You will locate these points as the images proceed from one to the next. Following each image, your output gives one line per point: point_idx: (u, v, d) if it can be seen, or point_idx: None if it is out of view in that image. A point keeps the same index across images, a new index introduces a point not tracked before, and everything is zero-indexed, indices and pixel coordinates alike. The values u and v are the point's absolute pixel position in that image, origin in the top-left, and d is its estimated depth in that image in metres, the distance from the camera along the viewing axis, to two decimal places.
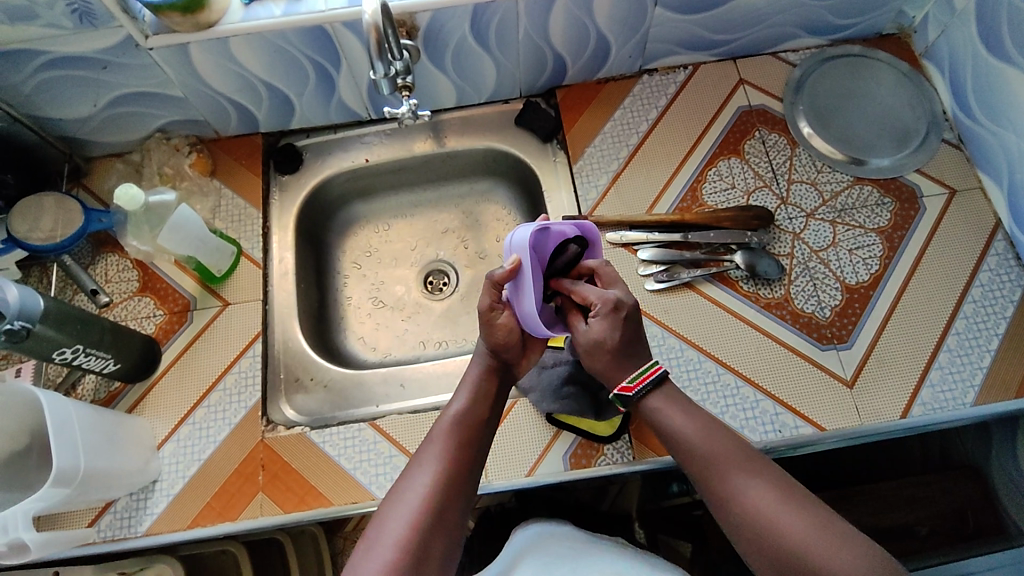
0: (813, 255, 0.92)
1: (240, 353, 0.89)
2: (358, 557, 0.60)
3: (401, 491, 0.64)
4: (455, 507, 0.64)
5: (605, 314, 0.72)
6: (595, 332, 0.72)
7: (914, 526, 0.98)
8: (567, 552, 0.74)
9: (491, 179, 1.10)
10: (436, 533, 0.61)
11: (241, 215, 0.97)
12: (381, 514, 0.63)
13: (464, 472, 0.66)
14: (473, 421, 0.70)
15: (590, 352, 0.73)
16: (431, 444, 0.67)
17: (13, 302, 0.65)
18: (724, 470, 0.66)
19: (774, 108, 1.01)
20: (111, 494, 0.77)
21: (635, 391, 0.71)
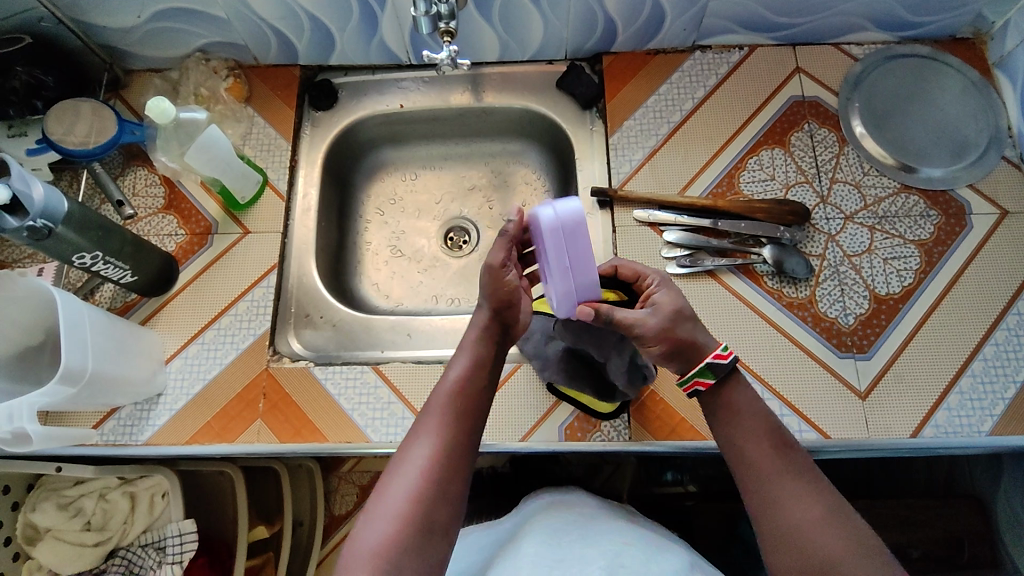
0: (845, 260, 0.89)
1: (254, 282, 0.89)
2: (363, 527, 0.60)
3: (402, 462, 0.63)
4: (458, 477, 0.63)
5: (664, 285, 0.72)
6: (666, 298, 0.69)
7: (904, 545, 0.97)
8: (577, 520, 0.73)
9: (525, 141, 1.08)
10: (439, 502, 0.61)
11: (271, 145, 0.97)
12: (382, 484, 0.62)
13: (465, 443, 0.65)
14: (473, 389, 0.68)
15: (668, 315, 0.68)
16: (430, 414, 0.66)
17: (38, 200, 0.66)
18: (782, 484, 0.61)
19: (828, 102, 0.97)
20: (116, 399, 0.79)
21: (728, 358, 0.67)
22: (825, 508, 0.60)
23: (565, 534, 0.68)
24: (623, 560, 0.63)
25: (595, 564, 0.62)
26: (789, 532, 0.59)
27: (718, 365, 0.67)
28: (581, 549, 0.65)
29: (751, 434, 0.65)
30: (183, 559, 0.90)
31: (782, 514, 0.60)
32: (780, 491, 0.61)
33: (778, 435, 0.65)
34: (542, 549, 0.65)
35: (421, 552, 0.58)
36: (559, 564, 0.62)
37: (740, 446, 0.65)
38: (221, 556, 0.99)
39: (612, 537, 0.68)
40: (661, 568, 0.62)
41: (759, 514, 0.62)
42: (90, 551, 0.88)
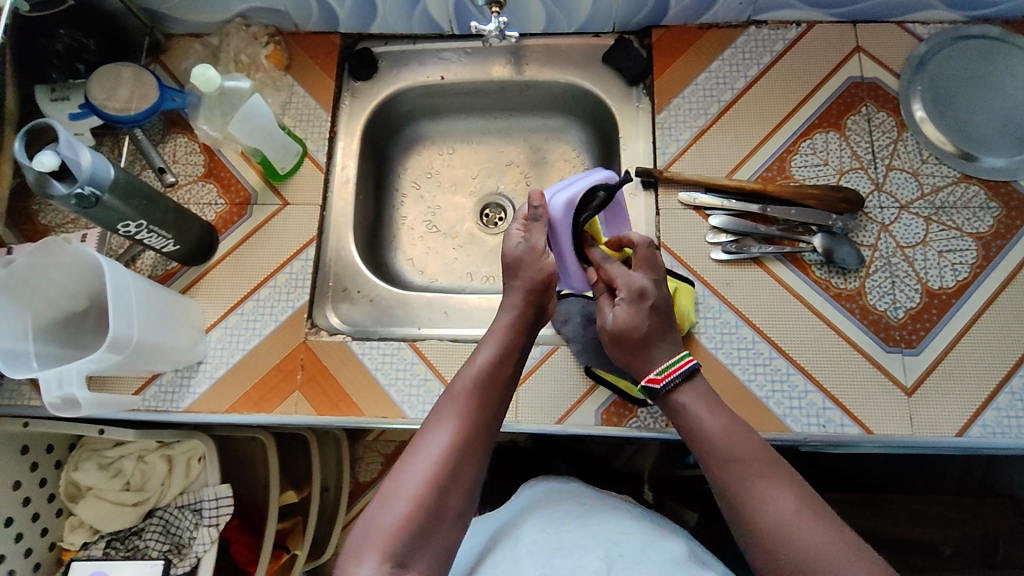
0: (898, 251, 0.85)
1: (293, 254, 0.89)
2: (375, 507, 0.59)
3: (419, 445, 0.63)
4: (474, 466, 0.63)
5: (630, 299, 0.69)
6: (616, 319, 0.69)
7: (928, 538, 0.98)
8: (575, 507, 0.70)
9: (566, 116, 1.05)
10: (453, 487, 0.61)
11: (310, 115, 0.95)
12: (397, 468, 0.62)
13: (484, 432, 0.65)
14: (497, 377, 0.68)
15: (611, 337, 0.70)
16: (451, 400, 0.66)
17: (86, 167, 0.66)
18: (750, 493, 0.60)
19: (888, 84, 0.92)
20: (158, 366, 0.79)
21: (662, 383, 0.67)
22: (796, 508, 0.59)
23: (564, 523, 0.66)
24: (622, 549, 0.61)
25: (593, 552, 0.60)
26: (763, 540, 0.58)
27: (653, 388, 0.68)
28: (578, 537, 0.63)
29: (710, 448, 0.64)
30: (219, 521, 0.92)
31: (754, 524, 0.59)
32: (749, 499, 0.60)
33: (738, 441, 0.63)
34: (541, 537, 0.63)
35: (431, 536, 0.59)
36: (558, 554, 0.60)
37: (705, 461, 0.64)
38: (253, 520, 1.02)
39: (611, 525, 0.65)
40: (658, 558, 0.60)
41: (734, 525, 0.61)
42: (129, 510, 0.91)
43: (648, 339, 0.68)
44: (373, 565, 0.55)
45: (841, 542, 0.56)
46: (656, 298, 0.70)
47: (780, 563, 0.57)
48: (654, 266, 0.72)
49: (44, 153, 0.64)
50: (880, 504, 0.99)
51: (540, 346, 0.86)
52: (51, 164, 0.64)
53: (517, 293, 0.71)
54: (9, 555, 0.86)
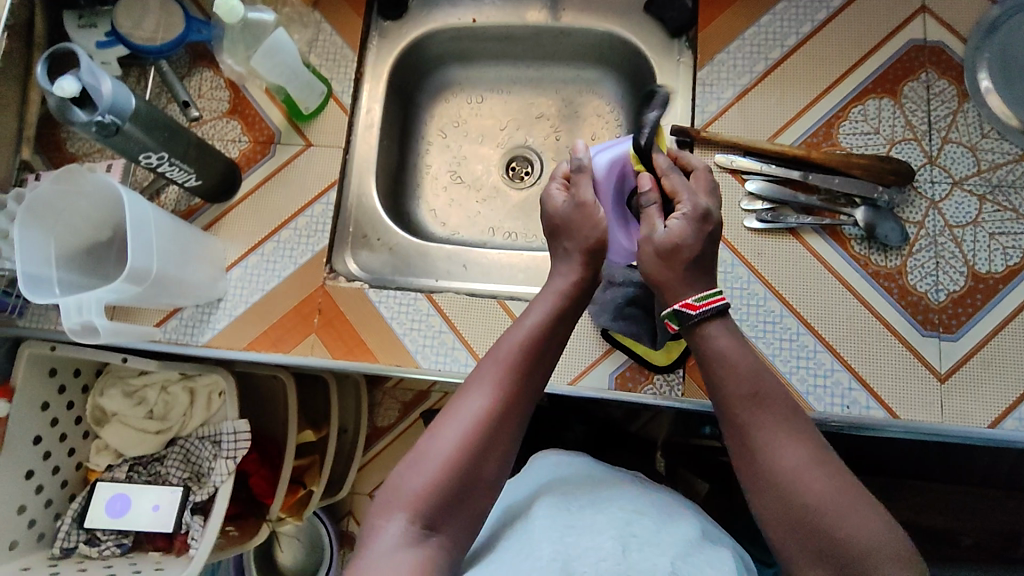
0: (946, 230, 0.80)
1: (314, 197, 0.88)
2: (406, 467, 0.59)
3: (455, 408, 0.61)
4: (511, 431, 0.61)
5: (690, 218, 0.66)
6: (670, 232, 0.65)
7: (941, 525, 0.97)
8: (586, 482, 0.67)
9: (602, 68, 1.00)
10: (489, 452, 0.60)
11: (336, 54, 0.92)
12: (433, 426, 0.61)
13: (521, 400, 0.63)
14: (541, 343, 0.65)
15: (657, 253, 0.65)
16: (492, 365, 0.64)
17: (106, 95, 0.65)
18: (766, 432, 0.58)
19: (953, 49, 0.85)
20: (179, 300, 0.80)
21: (698, 311, 0.62)
22: (811, 456, 0.57)
23: (575, 499, 0.63)
24: (635, 529, 0.58)
25: (606, 532, 0.57)
26: (773, 481, 0.56)
27: (686, 314, 0.63)
28: (591, 515, 0.60)
29: (733, 381, 0.61)
30: (237, 454, 0.92)
31: (765, 463, 0.57)
32: (766, 440, 0.58)
33: (763, 384, 0.61)
34: (553, 512, 0.60)
35: (463, 500, 0.58)
36: (571, 531, 0.57)
37: (722, 395, 0.62)
38: (271, 455, 1.05)
39: (624, 503, 0.62)
40: (674, 540, 0.58)
41: (739, 461, 0.60)
42: (153, 438, 0.94)
43: (686, 270, 0.65)
44: (402, 524, 0.56)
45: (854, 498, 0.55)
46: (712, 229, 0.67)
47: (786, 505, 0.55)
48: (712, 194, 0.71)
49: (65, 77, 0.63)
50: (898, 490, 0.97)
51: None
52: (72, 89, 0.63)
53: (575, 260, 0.69)
54: (38, 471, 0.91)
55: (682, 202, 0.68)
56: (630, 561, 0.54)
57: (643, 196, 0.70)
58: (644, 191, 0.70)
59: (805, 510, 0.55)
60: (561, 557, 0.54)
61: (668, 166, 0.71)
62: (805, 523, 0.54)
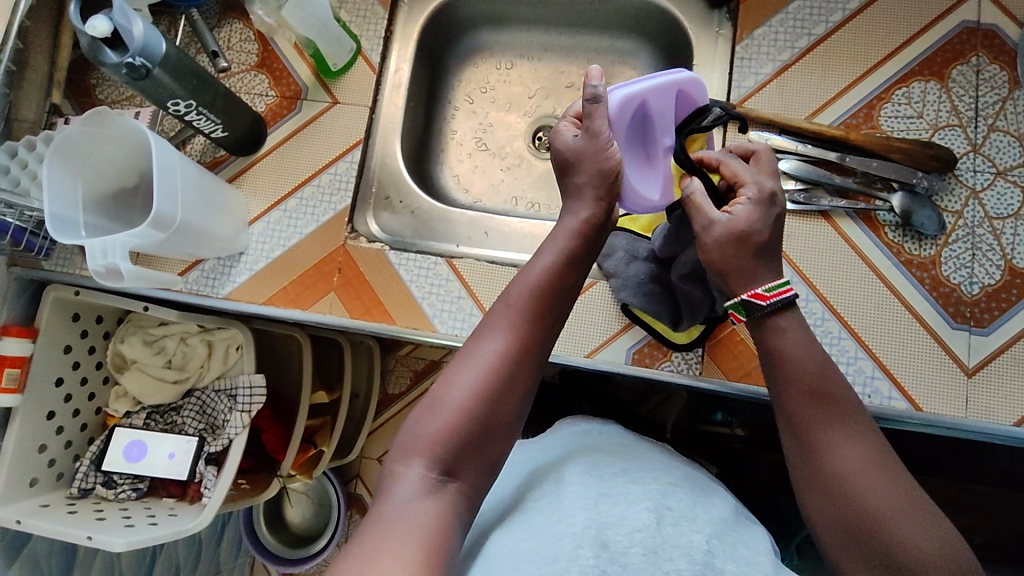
0: (985, 221, 0.77)
1: (338, 155, 0.87)
2: (422, 414, 0.59)
3: (468, 355, 0.61)
4: (526, 378, 0.61)
5: (757, 202, 0.62)
6: (735, 218, 0.61)
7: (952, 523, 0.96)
8: (617, 451, 0.67)
9: (637, 39, 0.97)
10: (505, 398, 0.59)
11: (367, 10, 0.90)
12: (447, 373, 0.61)
13: (535, 345, 0.62)
14: (556, 292, 0.65)
15: (726, 239, 0.61)
16: (503, 310, 0.63)
17: (138, 38, 0.65)
18: (822, 431, 0.58)
19: (1008, 33, 0.81)
20: (201, 250, 0.81)
21: (768, 302, 0.61)
22: (866, 457, 0.56)
23: (607, 466, 0.62)
24: (671, 503, 0.57)
25: (640, 503, 0.56)
26: (830, 482, 0.56)
27: (754, 305, 0.61)
28: (623, 485, 0.59)
29: (795, 378, 0.60)
30: (251, 408, 0.93)
31: (822, 464, 0.57)
32: (825, 440, 0.58)
33: (824, 378, 0.60)
34: (585, 479, 0.60)
35: (480, 446, 0.58)
36: (605, 499, 0.56)
37: (783, 392, 0.61)
38: (285, 412, 1.06)
39: (657, 474, 0.62)
40: (708, 518, 0.57)
41: (794, 460, 0.59)
42: (171, 387, 0.96)
43: (757, 256, 0.61)
44: (420, 471, 0.56)
45: (914, 505, 0.54)
46: (779, 212, 0.63)
47: (841, 507, 0.55)
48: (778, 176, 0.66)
49: (97, 17, 0.63)
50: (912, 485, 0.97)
51: None
52: (104, 29, 0.63)
53: (587, 200, 0.67)
54: (59, 413, 0.93)
55: (745, 186, 0.63)
56: (665, 534, 0.54)
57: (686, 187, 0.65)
58: (688, 183, 0.65)
59: (859, 513, 0.54)
60: (596, 524, 0.53)
61: (718, 156, 0.67)
62: (855, 523, 0.54)
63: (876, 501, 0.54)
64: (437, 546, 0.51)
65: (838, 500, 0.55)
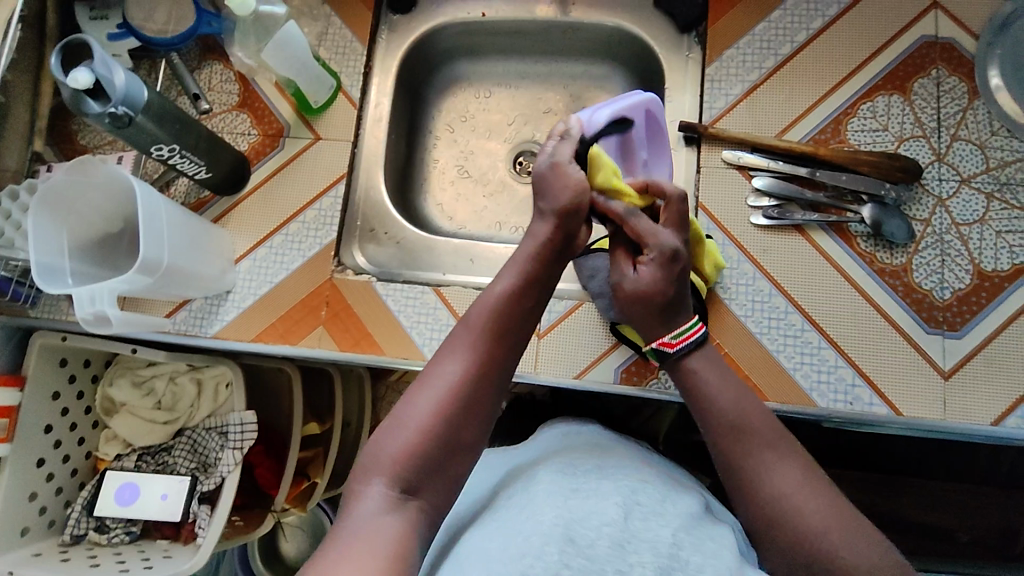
0: (952, 228, 0.80)
1: (323, 190, 0.88)
2: (384, 434, 0.59)
3: (429, 376, 0.62)
4: (486, 399, 0.62)
5: (657, 263, 0.67)
6: (635, 277, 0.68)
7: (942, 521, 0.98)
8: (594, 451, 0.68)
9: (611, 64, 1.00)
10: (466, 419, 0.60)
11: (346, 48, 0.92)
12: (408, 394, 0.62)
13: (498, 367, 0.63)
14: (515, 315, 0.65)
15: (631, 299, 0.69)
16: (465, 333, 0.64)
17: (119, 86, 0.66)
18: (758, 460, 0.62)
19: (964, 46, 0.85)
20: (188, 291, 0.81)
21: (676, 348, 0.68)
22: (801, 479, 0.61)
23: (579, 464, 0.64)
24: (640, 497, 0.59)
25: (610, 498, 0.58)
26: (772, 507, 0.60)
27: (664, 351, 0.69)
28: (596, 480, 0.60)
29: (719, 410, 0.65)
30: (243, 445, 0.93)
31: (763, 490, 0.61)
32: (757, 467, 0.62)
33: (750, 411, 0.65)
34: (557, 478, 0.61)
35: (443, 466, 0.59)
36: (576, 495, 0.57)
37: (716, 429, 0.65)
38: (276, 446, 1.05)
39: (629, 472, 0.64)
40: (676, 511, 0.59)
41: (737, 489, 0.63)
42: (160, 428, 0.95)
43: (660, 313, 0.69)
44: (382, 488, 0.56)
45: (849, 521, 0.58)
46: (683, 266, 0.68)
47: (784, 529, 0.59)
48: (682, 228, 0.69)
49: (78, 69, 0.64)
50: (897, 488, 0.99)
51: (565, 301, 0.84)
52: (86, 80, 0.64)
53: (546, 221, 0.67)
54: (49, 459, 0.92)
55: (647, 249, 0.68)
56: (631, 529, 0.55)
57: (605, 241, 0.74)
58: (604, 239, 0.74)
59: (801, 534, 0.58)
60: (563, 521, 0.54)
61: (628, 211, 0.68)
62: (800, 544, 0.58)
63: (813, 521, 0.58)
64: (398, 560, 0.51)
65: (782, 523, 0.59)
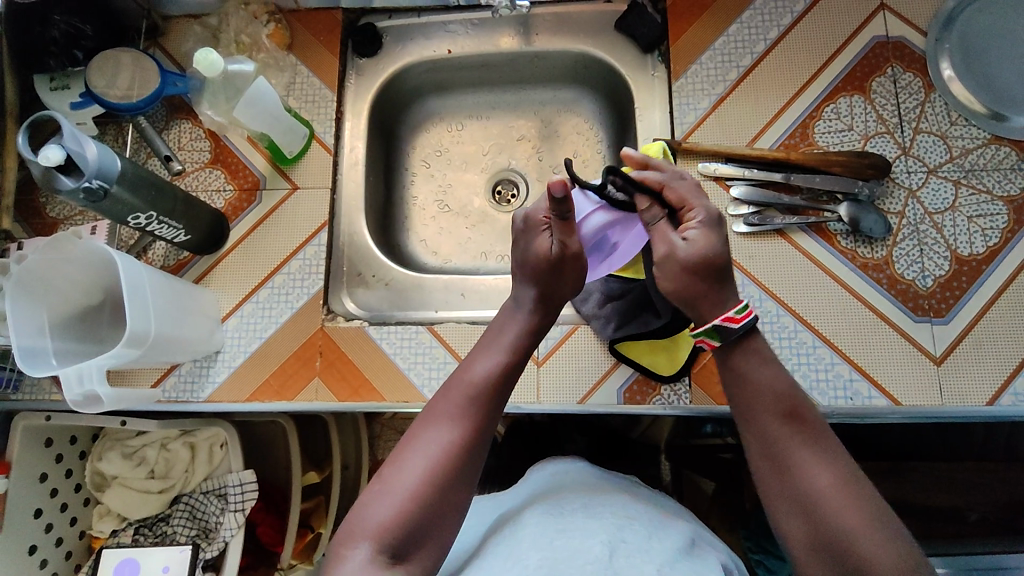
0: (926, 218, 0.83)
1: (305, 240, 0.87)
2: (371, 498, 0.57)
3: (418, 440, 0.60)
4: (474, 463, 0.60)
5: (707, 226, 0.63)
6: (693, 244, 0.62)
7: (947, 501, 0.99)
8: (583, 490, 0.67)
9: (579, 88, 1.02)
10: (454, 483, 0.58)
11: (315, 96, 0.92)
12: (395, 458, 0.59)
13: (486, 429, 0.61)
14: (501, 376, 0.64)
15: (688, 266, 0.62)
16: (453, 395, 0.62)
17: (92, 161, 0.65)
18: (793, 445, 0.57)
19: (915, 43, 0.88)
20: (177, 357, 0.79)
21: (740, 324, 0.60)
22: (839, 471, 0.55)
23: (566, 504, 0.63)
24: (625, 534, 0.58)
25: (596, 537, 0.57)
26: (801, 496, 0.55)
27: (727, 330, 0.61)
28: (581, 519, 0.60)
29: (761, 392, 0.59)
30: (245, 506, 0.92)
31: (794, 476, 0.55)
32: (791, 452, 0.56)
33: (791, 391, 0.59)
34: (543, 519, 0.60)
35: (431, 532, 0.56)
36: (560, 535, 0.57)
37: (752, 407, 0.60)
38: (277, 502, 1.03)
39: (615, 509, 0.62)
40: (662, 547, 0.57)
41: (765, 473, 0.58)
42: (156, 497, 0.92)
43: (716, 281, 0.62)
44: (369, 552, 0.54)
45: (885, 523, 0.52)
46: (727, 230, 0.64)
47: (812, 520, 0.54)
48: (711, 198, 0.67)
49: (49, 146, 0.62)
50: (903, 473, 1.00)
51: (560, 326, 0.84)
52: (57, 157, 0.62)
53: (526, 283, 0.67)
54: (41, 545, 0.88)
55: (692, 211, 0.64)
56: (617, 565, 0.54)
57: (645, 215, 0.66)
58: (646, 213, 0.66)
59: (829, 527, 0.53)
60: (548, 563, 0.54)
61: (666, 178, 0.65)
62: (826, 537, 0.53)
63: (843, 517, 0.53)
64: None
65: (810, 511, 0.54)
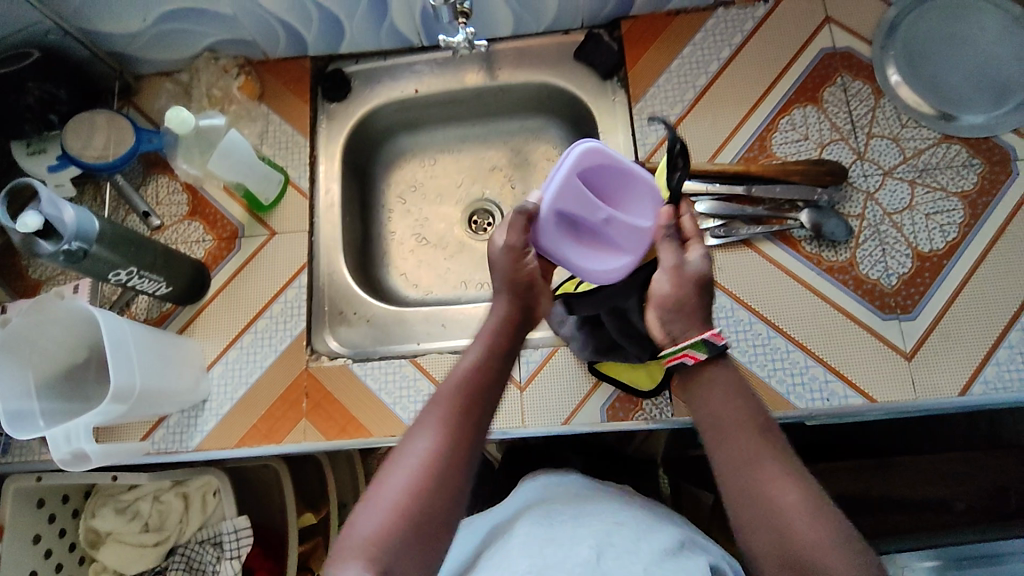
0: (885, 218, 0.86)
1: (286, 283, 0.89)
2: (355, 520, 0.56)
3: (401, 455, 0.58)
4: (460, 473, 0.58)
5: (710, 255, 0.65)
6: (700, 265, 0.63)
7: (936, 493, 1.00)
8: (572, 500, 0.68)
9: (545, 116, 1.05)
10: (437, 496, 0.56)
11: (289, 142, 0.95)
12: (379, 476, 0.58)
13: (470, 437, 0.59)
14: (482, 383, 0.62)
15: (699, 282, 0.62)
16: (434, 406, 0.61)
17: (70, 223, 0.66)
18: (761, 467, 0.57)
19: (861, 52, 0.92)
20: (163, 409, 0.80)
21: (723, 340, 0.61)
22: (805, 493, 0.55)
23: (557, 514, 0.64)
24: (613, 539, 0.58)
25: (584, 542, 0.58)
26: (771, 520, 0.54)
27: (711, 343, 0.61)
28: (571, 528, 0.61)
29: (728, 414, 0.60)
30: (241, 553, 0.92)
31: (762, 500, 0.55)
32: (759, 474, 0.57)
33: (755, 415, 0.60)
34: (533, 529, 0.62)
35: (418, 550, 0.54)
36: (550, 543, 0.58)
37: (719, 431, 0.60)
38: (274, 545, 1.02)
39: (603, 516, 0.63)
40: (650, 548, 0.58)
41: (734, 496, 0.57)
42: (151, 550, 0.91)
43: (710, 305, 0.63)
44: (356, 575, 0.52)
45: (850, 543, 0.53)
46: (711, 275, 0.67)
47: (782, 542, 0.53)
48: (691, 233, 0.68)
49: (27, 213, 0.64)
50: (892, 469, 1.01)
51: (540, 350, 0.86)
52: (36, 223, 0.64)
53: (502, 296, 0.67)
54: None
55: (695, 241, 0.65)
56: (604, 567, 0.54)
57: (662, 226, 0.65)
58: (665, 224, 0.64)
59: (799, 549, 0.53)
60: (537, 568, 0.55)
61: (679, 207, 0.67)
62: (796, 559, 0.53)
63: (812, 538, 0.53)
64: None
65: (781, 533, 0.54)
